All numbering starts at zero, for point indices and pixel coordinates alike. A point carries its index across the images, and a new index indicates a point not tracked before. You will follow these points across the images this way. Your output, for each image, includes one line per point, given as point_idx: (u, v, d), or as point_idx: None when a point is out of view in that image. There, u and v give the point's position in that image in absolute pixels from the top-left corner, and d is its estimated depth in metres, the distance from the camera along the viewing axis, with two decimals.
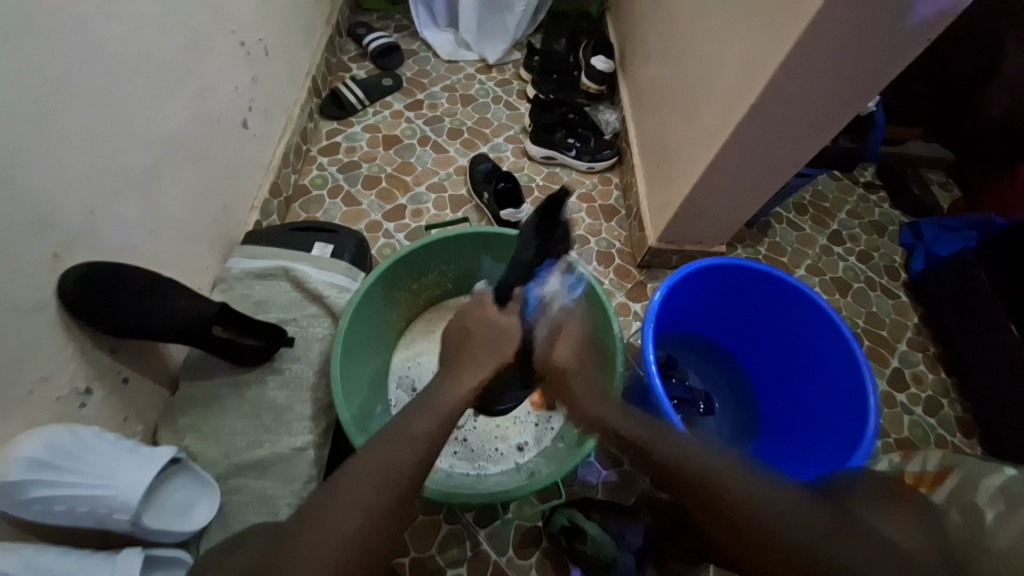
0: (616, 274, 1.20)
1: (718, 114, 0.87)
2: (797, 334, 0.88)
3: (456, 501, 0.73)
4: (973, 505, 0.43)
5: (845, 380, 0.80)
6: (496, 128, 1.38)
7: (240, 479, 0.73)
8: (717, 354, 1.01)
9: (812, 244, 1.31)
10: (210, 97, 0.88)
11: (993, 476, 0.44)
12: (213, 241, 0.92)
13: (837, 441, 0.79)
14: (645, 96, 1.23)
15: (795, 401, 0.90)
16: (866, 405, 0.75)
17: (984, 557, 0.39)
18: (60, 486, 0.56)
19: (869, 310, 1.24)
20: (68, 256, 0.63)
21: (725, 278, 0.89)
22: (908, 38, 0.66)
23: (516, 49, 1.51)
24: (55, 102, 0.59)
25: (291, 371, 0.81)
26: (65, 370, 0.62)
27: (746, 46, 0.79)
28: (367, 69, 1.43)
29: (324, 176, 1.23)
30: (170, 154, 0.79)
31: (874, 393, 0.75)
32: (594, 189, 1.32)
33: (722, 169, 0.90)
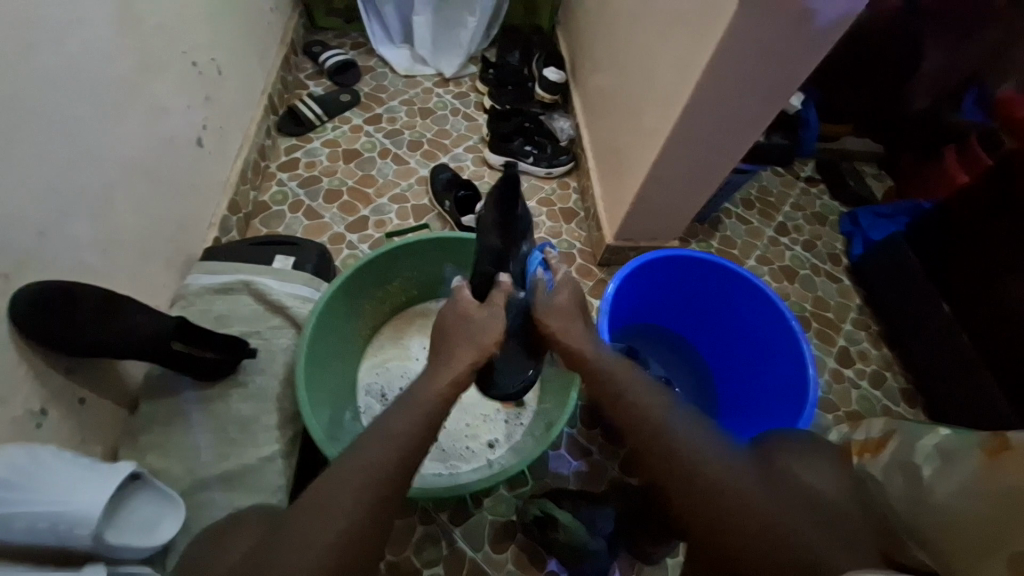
0: (578, 273, 1.24)
1: (658, 115, 0.93)
2: (742, 316, 0.94)
3: (425, 496, 0.75)
4: (910, 463, 0.49)
5: (787, 354, 0.86)
6: (455, 138, 1.42)
7: (207, 493, 0.72)
8: (675, 341, 1.07)
9: (759, 236, 1.39)
10: (162, 116, 0.88)
11: (930, 436, 0.50)
12: (170, 260, 0.91)
13: (784, 411, 0.84)
14: (595, 104, 1.30)
15: (746, 378, 0.96)
16: (806, 376, 0.81)
17: (925, 511, 0.46)
18: (17, 505, 0.55)
19: (815, 293, 1.32)
20: (18, 275, 0.62)
21: (673, 268, 0.94)
22: (816, 40, 0.73)
23: (472, 62, 1.56)
24: (4, 125, 0.60)
25: (255, 383, 0.81)
26: (19, 390, 0.61)
27: (677, 53, 0.85)
28: (324, 86, 1.45)
29: (285, 192, 1.23)
30: (123, 172, 0.79)
31: (812, 363, 0.81)
32: (553, 193, 1.37)
33: (666, 167, 0.96)
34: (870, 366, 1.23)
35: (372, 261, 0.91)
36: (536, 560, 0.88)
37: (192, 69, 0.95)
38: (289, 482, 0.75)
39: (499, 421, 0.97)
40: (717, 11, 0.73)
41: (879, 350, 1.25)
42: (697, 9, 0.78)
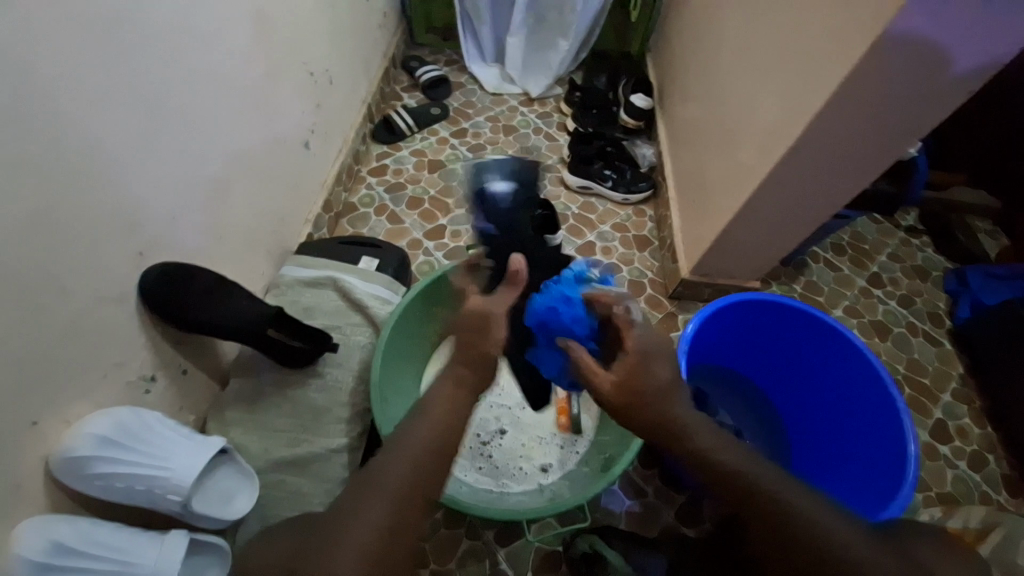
0: (647, 304, 1.21)
1: (756, 153, 0.89)
2: (832, 374, 0.88)
3: (474, 512, 0.74)
4: None
5: (881, 424, 0.80)
6: (535, 157, 1.44)
7: (278, 475, 0.76)
8: (748, 389, 1.00)
9: (850, 286, 1.29)
10: (280, 120, 0.96)
11: None
12: (270, 250, 0.99)
13: (876, 486, 0.77)
14: (682, 134, 1.27)
15: (829, 442, 0.89)
16: (905, 450, 0.74)
17: None
18: (122, 464, 0.60)
19: (911, 355, 1.19)
20: (151, 254, 0.70)
21: (758, 314, 0.89)
22: (946, 90, 0.68)
23: (559, 84, 1.59)
24: (154, 124, 0.68)
25: (331, 376, 0.85)
26: (136, 357, 0.67)
27: (785, 90, 0.82)
28: (417, 99, 1.52)
29: (372, 195, 1.30)
30: (241, 169, 0.87)
31: (914, 439, 0.74)
32: (628, 220, 1.35)
33: (760, 206, 0.92)
34: (970, 445, 1.09)
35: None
36: None
37: (308, 78, 1.04)
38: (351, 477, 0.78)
39: (554, 445, 0.95)
40: (836, 54, 0.70)
41: (984, 429, 1.11)
42: (812, 50, 0.75)
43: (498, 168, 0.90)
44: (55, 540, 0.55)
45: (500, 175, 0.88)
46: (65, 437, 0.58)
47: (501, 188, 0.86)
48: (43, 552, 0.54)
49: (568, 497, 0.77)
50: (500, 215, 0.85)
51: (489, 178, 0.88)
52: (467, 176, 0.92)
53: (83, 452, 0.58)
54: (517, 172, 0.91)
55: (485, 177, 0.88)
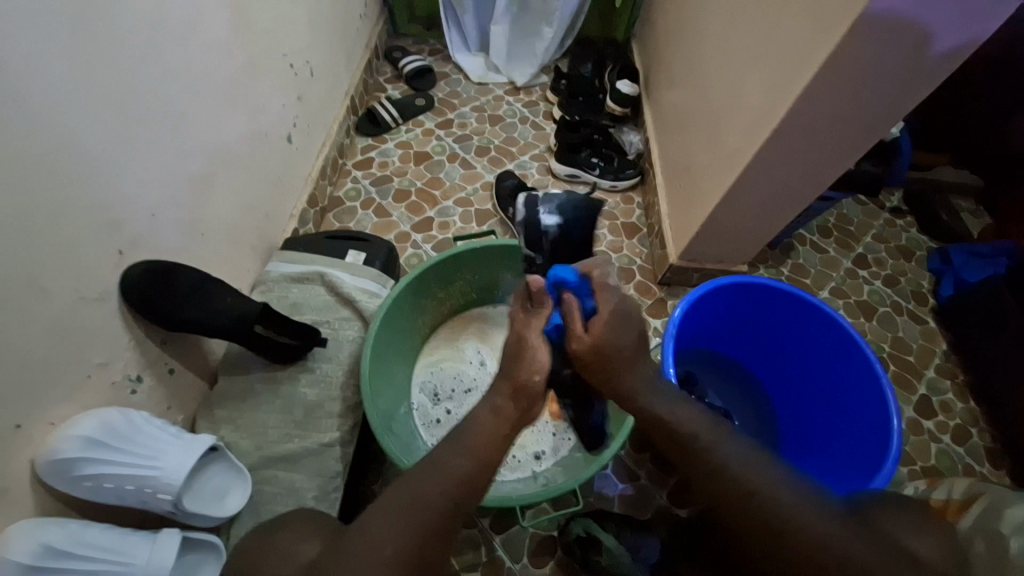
0: (637, 290, 1.21)
1: (741, 137, 0.89)
2: (820, 355, 0.89)
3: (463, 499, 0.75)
4: (997, 535, 0.48)
5: (867, 403, 0.81)
6: (522, 146, 1.43)
7: (270, 470, 0.76)
8: (738, 373, 1.02)
9: (837, 267, 1.30)
10: (260, 113, 0.95)
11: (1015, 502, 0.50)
12: (255, 246, 0.97)
13: (862, 463, 0.78)
14: (668, 120, 1.27)
15: (816, 421, 0.90)
16: (889, 428, 0.75)
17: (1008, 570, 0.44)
18: (112, 466, 0.59)
19: (895, 334, 1.21)
20: (132, 253, 0.68)
21: (745, 297, 0.90)
22: (925, 71, 0.69)
23: (544, 72, 1.57)
24: (131, 119, 0.66)
25: (321, 370, 0.85)
26: (121, 357, 0.66)
27: (769, 74, 0.82)
28: (402, 90, 1.50)
29: (358, 189, 1.29)
30: (221, 164, 0.85)
31: (898, 416, 0.75)
32: (616, 208, 1.35)
33: (748, 190, 0.92)
34: (954, 419, 1.11)
35: (477, 251, 0.95)
36: None
37: (288, 70, 1.02)
38: (345, 470, 0.78)
39: (547, 433, 0.96)
40: (819, 33, 0.69)
41: (967, 403, 1.13)
42: (796, 31, 0.75)
43: (555, 202, 0.86)
44: (45, 543, 0.54)
45: (555, 213, 0.85)
46: (48, 440, 0.56)
47: (551, 220, 0.85)
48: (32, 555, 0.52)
49: (559, 484, 0.77)
50: (546, 255, 0.85)
51: (543, 214, 0.85)
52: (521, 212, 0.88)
53: (70, 455, 0.56)
54: (572, 205, 0.87)
55: (541, 214, 0.85)
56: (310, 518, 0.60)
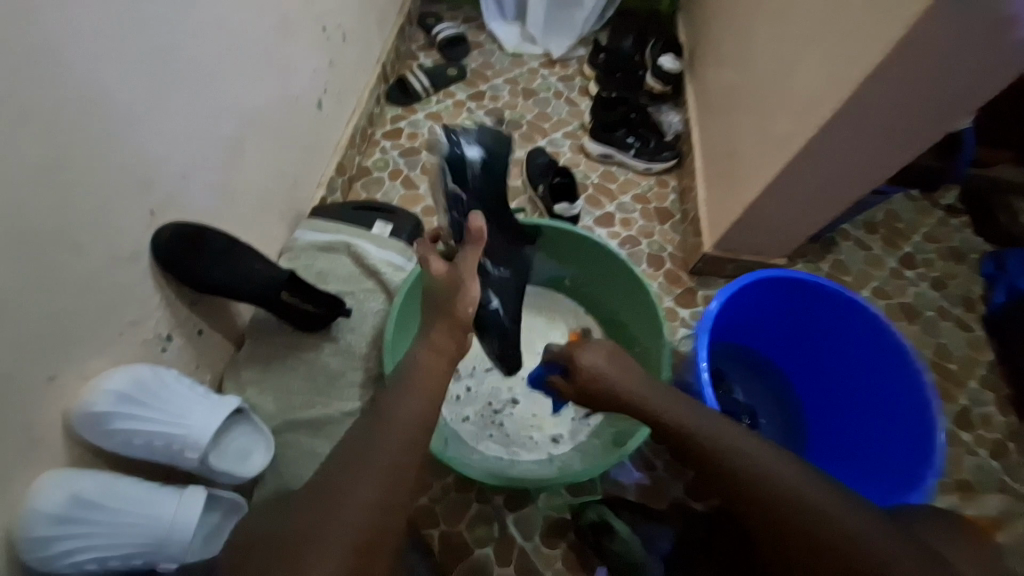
0: (666, 278, 1.17)
1: (793, 121, 0.84)
2: (856, 356, 0.85)
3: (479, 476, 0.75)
4: None
5: (905, 409, 0.78)
6: (555, 122, 1.38)
7: (292, 435, 0.77)
8: (764, 369, 0.97)
9: (881, 266, 1.23)
10: (292, 77, 0.93)
11: None
12: (283, 212, 0.97)
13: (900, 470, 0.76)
14: (713, 101, 1.21)
15: (845, 421, 0.87)
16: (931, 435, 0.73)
17: None
18: (141, 420, 0.60)
19: (939, 341, 1.15)
20: (163, 213, 0.68)
21: (782, 291, 0.85)
22: (1012, 54, 0.62)
23: (582, 45, 1.50)
24: (165, 77, 0.65)
25: (344, 340, 0.85)
26: (152, 316, 0.67)
27: (832, 52, 0.75)
28: (434, 58, 1.46)
29: (386, 159, 1.26)
30: (252, 128, 0.84)
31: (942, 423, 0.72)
32: (650, 191, 1.30)
33: (796, 179, 0.87)
34: (993, 434, 1.05)
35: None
36: (585, 564, 0.85)
37: (321, 33, 0.99)
38: None
39: (565, 417, 0.95)
40: (894, 7, 0.63)
41: (1009, 417, 1.07)
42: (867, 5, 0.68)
43: (475, 135, 0.85)
44: (75, 492, 0.55)
45: (477, 145, 0.84)
46: (82, 393, 0.57)
47: (475, 152, 0.84)
48: (63, 503, 0.54)
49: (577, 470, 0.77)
50: (467, 188, 0.83)
51: (465, 146, 0.83)
52: (440, 152, 0.83)
53: (102, 408, 0.57)
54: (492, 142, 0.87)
55: (464, 146, 0.83)
56: None
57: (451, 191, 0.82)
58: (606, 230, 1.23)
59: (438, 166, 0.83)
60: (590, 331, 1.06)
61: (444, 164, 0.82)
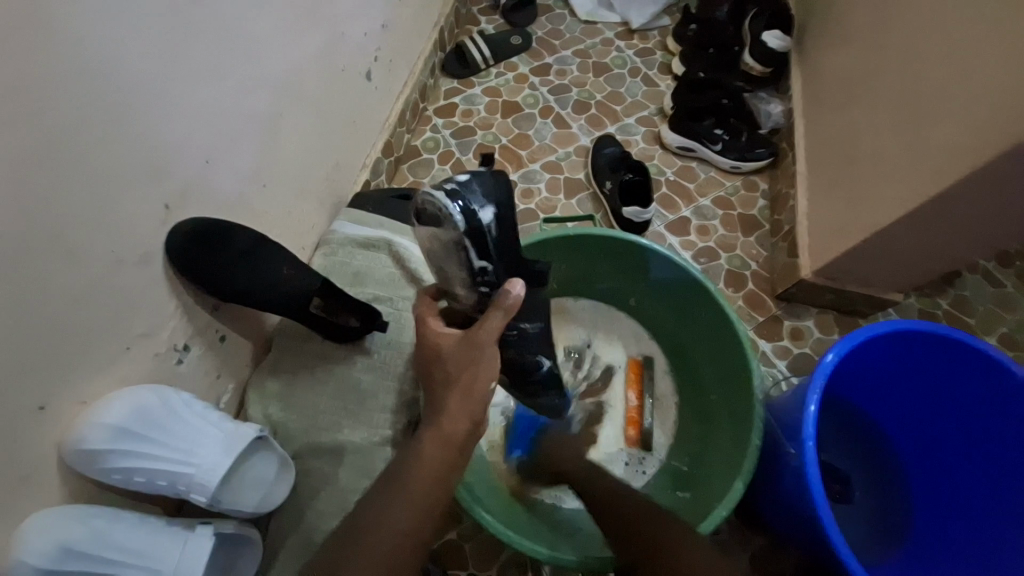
0: (747, 302, 1.00)
1: (971, 129, 0.64)
2: (995, 450, 0.70)
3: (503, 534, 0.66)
4: None
5: None
6: (629, 105, 1.20)
7: (315, 462, 0.69)
8: (855, 423, 0.82)
9: (1014, 309, 1.00)
10: (339, 43, 0.81)
11: None
12: (322, 199, 0.87)
13: None
14: (828, 89, 1.00)
15: (958, 488, 0.73)
16: None
17: None
18: (144, 458, 0.52)
19: None
20: (181, 208, 0.59)
21: (901, 345, 0.69)
22: None
23: (668, 14, 1.29)
24: (184, 39, 0.54)
25: (378, 356, 0.76)
26: (166, 326, 0.59)
27: None
28: (496, 24, 1.29)
29: (437, 139, 1.14)
30: (289, 102, 0.73)
31: None
32: (735, 194, 1.10)
33: (958, 201, 0.68)
34: None
35: (576, 238, 0.84)
36: None
37: None
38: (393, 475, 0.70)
39: (619, 461, 0.86)
40: None
41: None
42: None
43: (477, 182, 0.55)
44: (67, 544, 0.48)
45: (489, 199, 0.55)
46: (79, 422, 0.51)
47: (487, 211, 0.55)
48: (52, 556, 0.47)
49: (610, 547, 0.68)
50: (499, 260, 0.57)
51: (475, 205, 0.54)
52: (445, 222, 0.53)
53: (100, 445, 0.50)
54: (501, 176, 0.58)
55: (472, 207, 0.54)
56: (343, 549, 0.52)
57: (480, 266, 0.55)
58: (679, 238, 1.06)
59: (448, 241, 0.54)
60: (653, 360, 0.92)
61: (457, 240, 0.54)
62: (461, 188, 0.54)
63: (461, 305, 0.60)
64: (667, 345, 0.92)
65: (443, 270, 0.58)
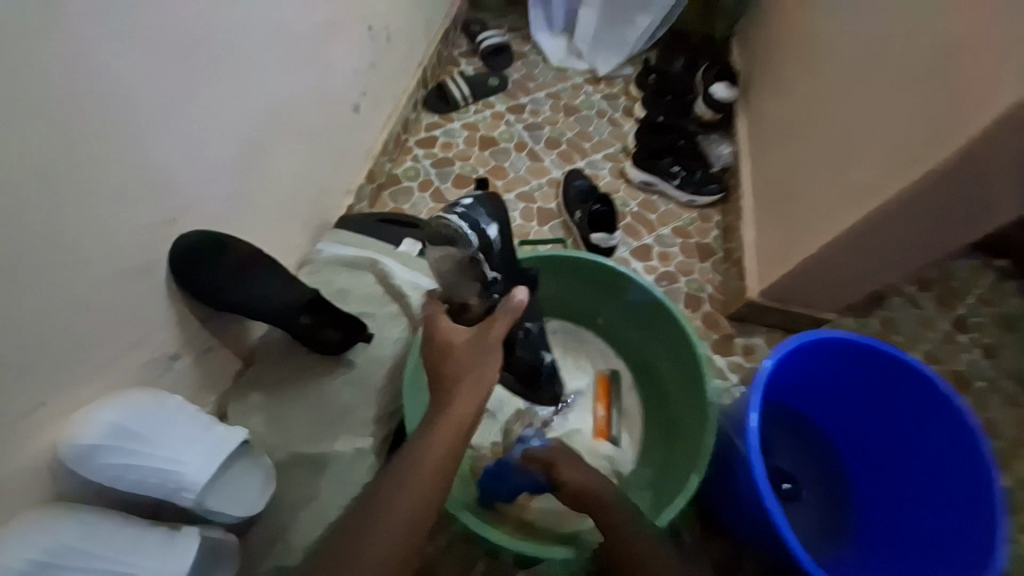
0: (703, 322, 1.09)
1: (878, 172, 0.76)
2: (913, 441, 0.79)
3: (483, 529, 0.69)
4: None
5: (956, 469, 0.74)
6: (596, 143, 1.31)
7: (295, 471, 0.71)
8: (800, 427, 0.89)
9: (933, 328, 1.12)
10: (332, 79, 0.88)
11: None
12: (308, 221, 0.92)
13: (960, 538, 0.71)
14: (769, 135, 1.14)
15: (889, 479, 0.82)
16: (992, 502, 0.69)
17: None
18: (136, 456, 0.54)
19: (991, 416, 1.04)
20: (182, 222, 0.64)
21: (829, 352, 0.78)
22: None
23: (631, 64, 1.43)
24: (195, 73, 0.61)
25: (359, 368, 0.79)
26: (159, 334, 0.62)
27: (929, 101, 0.68)
28: (475, 66, 1.40)
29: (417, 168, 1.21)
30: (283, 130, 0.79)
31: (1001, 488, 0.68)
32: (691, 225, 1.21)
33: (871, 231, 0.79)
34: None
35: (548, 259, 0.91)
36: None
37: (366, 34, 0.95)
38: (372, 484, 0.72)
39: None
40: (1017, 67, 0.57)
41: None
42: (986, 55, 0.60)
43: (481, 205, 0.64)
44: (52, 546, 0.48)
45: (493, 218, 0.64)
46: (77, 420, 0.53)
47: (492, 229, 0.63)
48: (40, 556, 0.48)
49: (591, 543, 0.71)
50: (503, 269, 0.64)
51: (483, 225, 0.62)
52: (460, 242, 0.61)
53: (95, 442, 0.52)
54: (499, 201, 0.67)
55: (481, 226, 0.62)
56: None
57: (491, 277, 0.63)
58: (642, 263, 1.16)
59: (463, 257, 0.62)
60: (619, 373, 0.99)
61: (471, 256, 0.62)
62: (471, 208, 0.62)
63: (471, 314, 0.65)
64: (632, 361, 1.00)
65: (457, 285, 0.64)
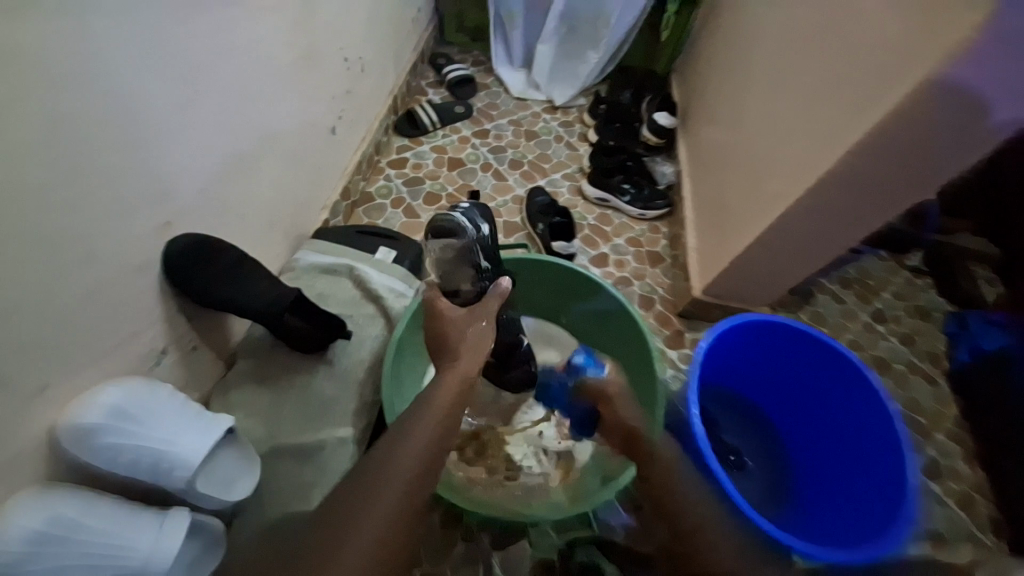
0: (656, 320, 1.20)
1: (786, 180, 0.90)
2: (837, 412, 0.89)
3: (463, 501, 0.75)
4: None
5: (873, 432, 0.83)
6: (555, 164, 1.44)
7: (278, 462, 0.75)
8: (744, 408, 1.01)
9: (854, 319, 1.27)
10: (311, 103, 0.96)
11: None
12: (287, 233, 0.97)
13: (876, 494, 0.80)
14: (704, 156, 1.29)
15: (822, 449, 0.92)
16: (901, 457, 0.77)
17: None
18: (133, 437, 0.58)
19: (908, 393, 1.18)
20: (176, 226, 0.69)
21: (758, 335, 0.90)
22: (978, 138, 0.70)
23: (584, 95, 1.59)
24: (196, 94, 0.68)
25: (339, 365, 0.84)
26: (150, 329, 0.67)
27: (818, 123, 0.83)
28: (442, 95, 1.52)
29: (389, 187, 1.29)
30: (268, 148, 0.86)
31: (907, 444, 0.77)
32: (642, 235, 1.34)
33: (786, 232, 0.93)
34: (960, 485, 1.06)
35: (515, 262, 1.00)
36: None
37: (342, 65, 1.04)
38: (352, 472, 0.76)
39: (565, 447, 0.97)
40: (875, 95, 0.73)
41: (974, 470, 1.08)
42: (856, 86, 0.76)
43: (475, 209, 0.73)
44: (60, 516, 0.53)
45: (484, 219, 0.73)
46: (77, 404, 0.57)
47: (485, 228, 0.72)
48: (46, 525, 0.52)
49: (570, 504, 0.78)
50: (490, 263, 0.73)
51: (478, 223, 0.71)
52: (461, 232, 0.67)
53: (95, 422, 0.56)
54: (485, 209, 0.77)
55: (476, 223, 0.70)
56: None
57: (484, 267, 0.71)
58: (600, 269, 1.27)
59: (462, 246, 0.68)
60: None
61: (469, 245, 0.68)
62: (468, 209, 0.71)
63: (461, 299, 0.72)
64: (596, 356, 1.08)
65: (453, 272, 0.70)
